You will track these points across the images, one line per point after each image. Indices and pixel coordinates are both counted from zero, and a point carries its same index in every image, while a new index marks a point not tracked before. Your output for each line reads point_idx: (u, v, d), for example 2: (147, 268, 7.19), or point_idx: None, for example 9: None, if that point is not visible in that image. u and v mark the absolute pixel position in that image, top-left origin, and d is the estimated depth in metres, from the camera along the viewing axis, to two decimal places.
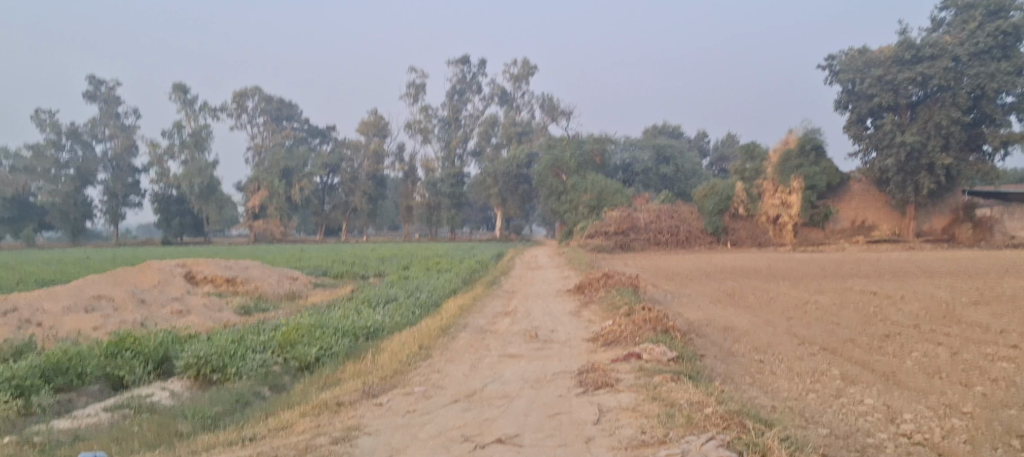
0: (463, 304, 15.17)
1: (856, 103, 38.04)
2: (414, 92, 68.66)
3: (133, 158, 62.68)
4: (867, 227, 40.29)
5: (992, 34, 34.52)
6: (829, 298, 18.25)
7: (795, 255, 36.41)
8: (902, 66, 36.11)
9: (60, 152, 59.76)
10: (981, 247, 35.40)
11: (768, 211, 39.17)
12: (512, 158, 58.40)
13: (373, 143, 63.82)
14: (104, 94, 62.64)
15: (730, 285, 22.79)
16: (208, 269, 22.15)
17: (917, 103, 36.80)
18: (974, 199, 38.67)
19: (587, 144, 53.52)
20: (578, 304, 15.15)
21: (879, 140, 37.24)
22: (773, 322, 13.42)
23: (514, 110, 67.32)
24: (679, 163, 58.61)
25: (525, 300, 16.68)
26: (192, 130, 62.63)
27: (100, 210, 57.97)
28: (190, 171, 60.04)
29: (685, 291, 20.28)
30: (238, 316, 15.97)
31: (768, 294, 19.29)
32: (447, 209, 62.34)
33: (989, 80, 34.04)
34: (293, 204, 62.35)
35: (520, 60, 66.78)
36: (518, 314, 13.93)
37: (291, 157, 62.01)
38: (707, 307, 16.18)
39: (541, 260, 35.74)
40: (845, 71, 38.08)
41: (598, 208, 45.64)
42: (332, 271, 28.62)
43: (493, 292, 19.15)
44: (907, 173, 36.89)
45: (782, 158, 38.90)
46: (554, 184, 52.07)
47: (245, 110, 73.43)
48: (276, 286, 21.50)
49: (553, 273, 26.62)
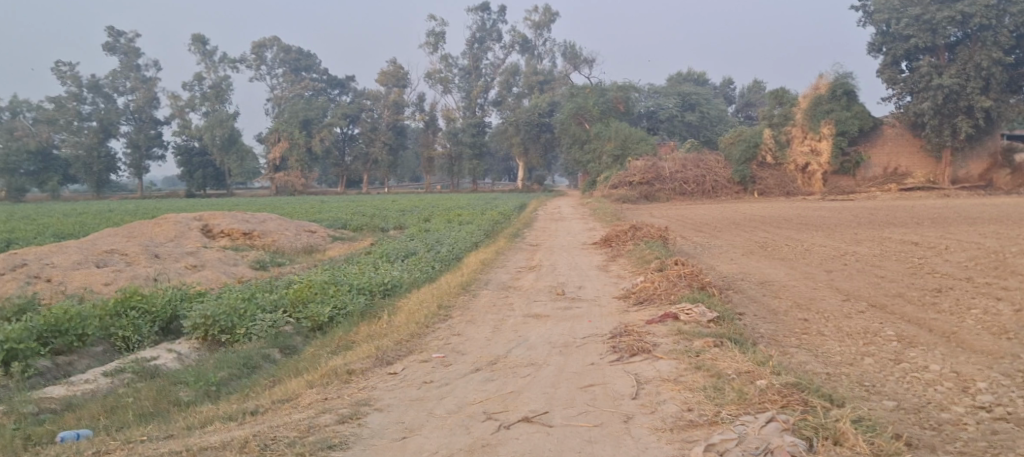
0: (485, 259, 14.58)
1: (891, 44, 36.56)
2: (434, 41, 67.48)
3: (154, 110, 62.31)
4: (901, 174, 38.82)
5: None
6: (867, 248, 17.44)
7: (825, 203, 35.39)
8: (941, 5, 34.68)
9: (82, 104, 59.59)
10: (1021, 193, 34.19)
11: (797, 159, 38.14)
12: (534, 106, 57.33)
13: (392, 93, 62.95)
14: (124, 46, 62.05)
15: (761, 236, 21.99)
16: (224, 222, 21.65)
17: (955, 44, 35.37)
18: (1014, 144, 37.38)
19: (610, 91, 52.09)
20: (605, 258, 14.51)
21: (915, 83, 35.89)
22: (813, 275, 12.69)
23: (535, 58, 65.97)
24: (704, 109, 57.26)
25: (549, 253, 16.03)
26: (212, 81, 62.05)
27: (122, 163, 57.87)
28: (211, 123, 59.62)
29: (714, 243, 19.55)
30: (254, 272, 15.50)
31: (801, 246, 18.51)
32: (469, 160, 61.38)
33: None
34: (314, 155, 61.87)
35: (541, 6, 65.29)
36: (543, 269, 13.34)
37: (311, 107, 61.41)
38: (739, 260, 15.44)
39: (565, 211, 35.05)
40: (881, 11, 36.59)
41: (622, 157, 44.70)
42: (351, 223, 28.13)
43: (516, 245, 18.52)
44: (944, 115, 35.46)
45: (812, 103, 37.47)
46: (577, 133, 51.06)
47: (264, 62, 72.74)
48: (293, 239, 21.02)
49: (577, 225, 25.95)
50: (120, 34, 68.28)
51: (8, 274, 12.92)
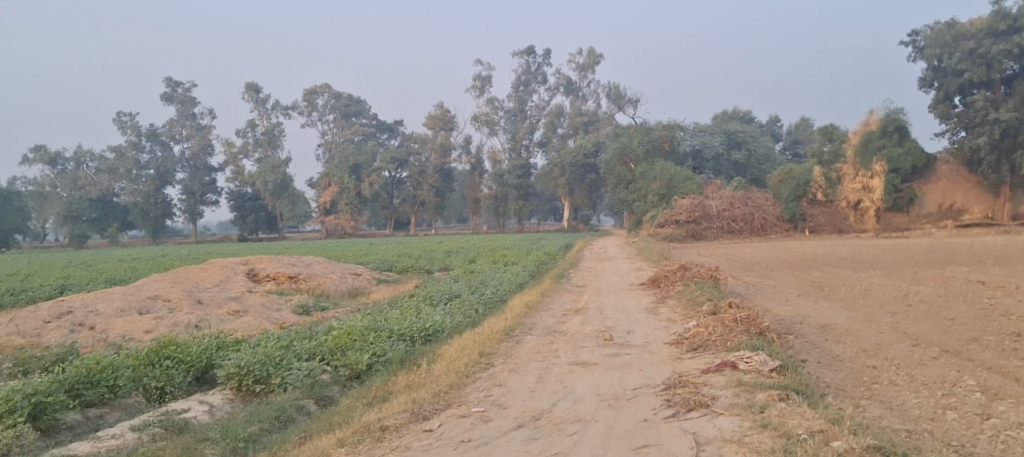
0: (530, 302, 14.12)
1: (944, 79, 35.59)
2: (479, 85, 68.03)
3: (210, 157, 63.51)
4: (956, 211, 37.52)
5: None
6: (931, 288, 16.53)
7: (881, 241, 34.23)
8: (995, 39, 33.64)
9: (141, 153, 61.11)
10: None
11: (848, 196, 36.99)
12: (579, 147, 57.08)
13: (439, 137, 63.35)
14: (182, 96, 63.71)
15: (816, 275, 21.12)
16: (270, 266, 21.58)
17: (1012, 78, 34.27)
18: None
19: (656, 131, 51.58)
20: (655, 300, 13.92)
21: (970, 118, 34.83)
22: (876, 318, 11.94)
23: (580, 99, 65.97)
24: (752, 148, 56.44)
25: (596, 295, 15.48)
26: (264, 128, 63.18)
27: (178, 210, 59.02)
28: (264, 169, 60.65)
29: (767, 283, 18.78)
30: (296, 317, 15.25)
31: (860, 286, 17.64)
32: (515, 201, 61.18)
33: None
34: (363, 199, 62.35)
35: (585, 49, 65.51)
36: (589, 312, 12.82)
37: (359, 152, 62.09)
38: (795, 301, 14.69)
39: (612, 251, 34.46)
40: (932, 46, 35.78)
41: (669, 196, 44.02)
42: (397, 266, 27.96)
43: (562, 287, 18.03)
44: (1003, 151, 34.39)
45: (864, 139, 36.78)
46: (623, 173, 50.61)
47: (314, 108, 74.06)
48: (338, 282, 20.83)
49: (625, 266, 25.40)
50: (176, 83, 70.21)
51: (52, 322, 12.84)
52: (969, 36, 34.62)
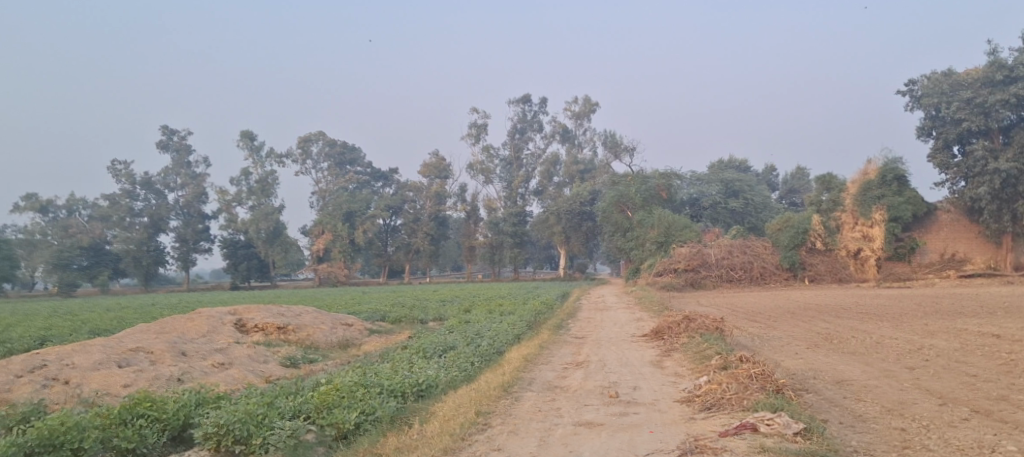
0: (528, 354, 13.52)
1: (942, 128, 35.49)
2: (475, 133, 68.10)
3: (202, 205, 63.07)
4: (959, 259, 37.12)
5: None
6: (943, 341, 16.00)
7: (882, 291, 33.75)
8: (993, 88, 33.65)
9: (134, 201, 60.76)
10: None
11: (848, 245, 36.63)
12: (575, 195, 56.88)
13: (435, 184, 63.11)
14: (176, 144, 63.58)
15: (822, 327, 20.55)
16: (259, 316, 20.93)
17: (1011, 127, 34.16)
18: None
19: (652, 179, 51.38)
20: (659, 353, 13.35)
21: (969, 168, 34.58)
22: (894, 374, 11.44)
23: (576, 148, 66.03)
24: (748, 197, 56.33)
25: (596, 347, 14.88)
26: (258, 176, 62.84)
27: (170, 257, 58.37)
28: (256, 216, 60.26)
29: (773, 334, 18.18)
30: (284, 370, 14.60)
31: (869, 338, 17.10)
32: (510, 249, 60.69)
33: None
34: (357, 246, 61.82)
35: (581, 97, 65.82)
36: (591, 365, 12.25)
37: (354, 200, 61.82)
38: (805, 355, 14.14)
39: (608, 300, 33.86)
40: (929, 95, 35.73)
41: (666, 244, 43.56)
42: (390, 315, 27.29)
43: (560, 337, 17.41)
44: (1003, 200, 34.06)
45: (861, 188, 36.91)
46: (620, 221, 50.25)
47: (309, 156, 73.96)
48: (328, 333, 20.19)
49: (623, 315, 24.82)
50: (172, 131, 70.09)
51: (24, 376, 12.19)
52: (966, 85, 34.58)
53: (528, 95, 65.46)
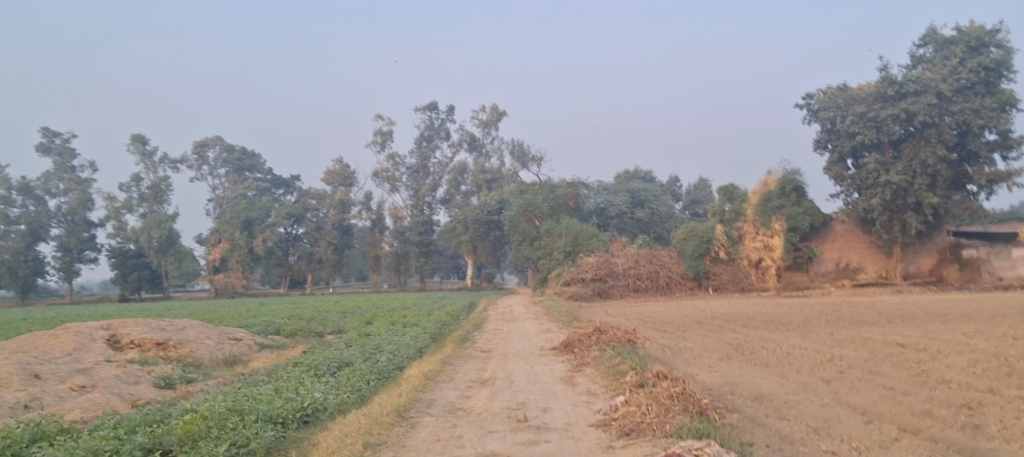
0: (430, 371, 12.49)
1: (837, 141, 36.44)
2: (381, 140, 66.47)
3: (88, 212, 59.11)
4: (853, 269, 38.19)
5: (975, 69, 33.05)
6: (852, 351, 15.78)
7: (783, 300, 34.23)
8: (884, 103, 34.46)
9: (11, 207, 55.97)
10: (970, 289, 33.48)
11: (750, 255, 37.14)
12: (483, 204, 56.11)
13: (338, 192, 61.14)
14: (59, 147, 59.34)
15: (731, 337, 20.26)
16: (135, 330, 19.08)
17: (900, 141, 35.27)
18: (960, 238, 36.80)
19: (560, 188, 51.13)
20: (569, 368, 12.58)
21: (862, 180, 35.44)
22: (811, 387, 10.98)
23: (484, 156, 65.31)
24: (653, 206, 56.91)
25: (503, 362, 13.96)
26: (151, 182, 59.38)
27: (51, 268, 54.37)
28: (147, 224, 57.02)
29: (683, 345, 17.72)
30: (156, 392, 13.08)
31: (779, 348, 16.79)
32: (416, 258, 59.30)
33: (975, 115, 32.76)
34: (256, 256, 59.23)
35: (488, 105, 65.23)
36: (497, 383, 11.34)
37: (253, 207, 59.21)
38: (719, 367, 13.59)
39: (516, 310, 33.04)
40: (825, 109, 36.55)
41: (574, 253, 43.21)
42: (285, 328, 25.66)
43: (465, 351, 16.38)
44: (893, 211, 35.09)
45: (762, 198, 37.29)
46: (527, 229, 49.54)
47: (207, 161, 70.67)
48: (214, 349, 18.62)
49: (531, 326, 24.05)
50: (55, 134, 65.62)
51: None
52: (860, 100, 35.42)
53: (435, 102, 64.40)
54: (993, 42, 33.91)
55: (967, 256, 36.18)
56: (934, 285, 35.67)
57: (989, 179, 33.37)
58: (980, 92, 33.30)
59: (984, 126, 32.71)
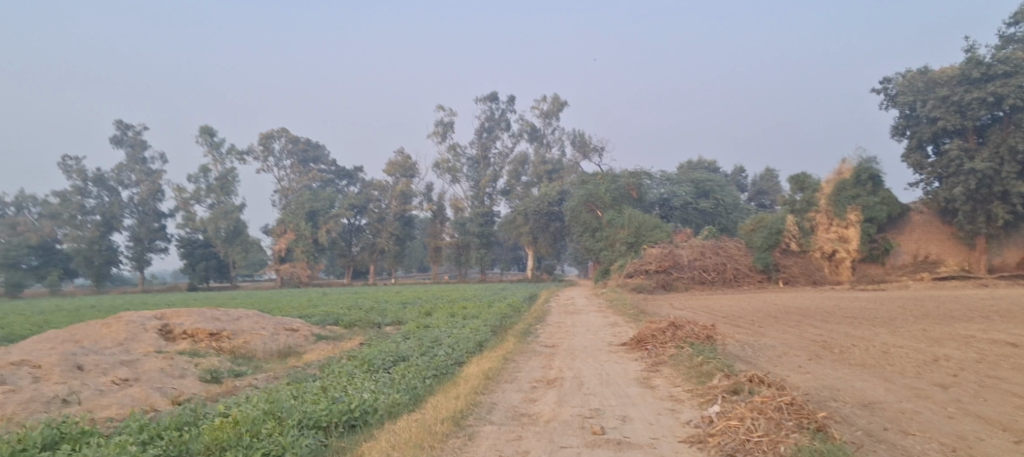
0: (491, 369, 11.43)
1: (916, 127, 34.17)
2: (441, 131, 65.93)
3: (159, 203, 60.00)
4: (932, 262, 35.38)
5: None
6: (957, 350, 14.17)
7: (860, 293, 32.24)
8: (970, 86, 32.17)
9: (87, 198, 57.09)
10: None
11: (823, 246, 35.17)
12: (543, 195, 55.16)
13: (400, 183, 60.58)
14: (131, 139, 60.32)
15: (814, 333, 18.67)
16: (188, 321, 18.49)
17: (986, 127, 32.88)
18: None
19: (622, 178, 49.73)
20: (644, 368, 11.42)
21: (944, 168, 33.10)
22: (929, 394, 9.59)
23: (544, 147, 64.13)
24: (719, 196, 55.06)
25: (569, 359, 12.83)
26: (217, 173, 59.90)
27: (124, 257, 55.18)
28: (214, 214, 57.53)
29: (762, 342, 16.32)
30: (199, 387, 12.30)
31: (874, 346, 15.21)
32: (476, 249, 58.62)
33: None
34: (319, 246, 59.35)
35: (549, 95, 64.07)
36: (566, 383, 10.24)
37: (317, 198, 59.32)
38: (811, 368, 12.18)
39: (579, 303, 31.80)
40: (904, 93, 34.25)
41: (637, 244, 41.73)
42: (343, 319, 24.96)
43: (527, 346, 15.30)
44: (978, 201, 32.69)
45: (836, 188, 35.24)
46: (589, 220, 48.09)
47: (270, 153, 71.23)
48: (267, 341, 17.93)
49: (596, 320, 22.86)
50: (127, 127, 66.86)
51: None
52: (942, 83, 32.90)
53: (496, 93, 63.59)
54: None
55: None
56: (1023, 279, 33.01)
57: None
58: None
59: None
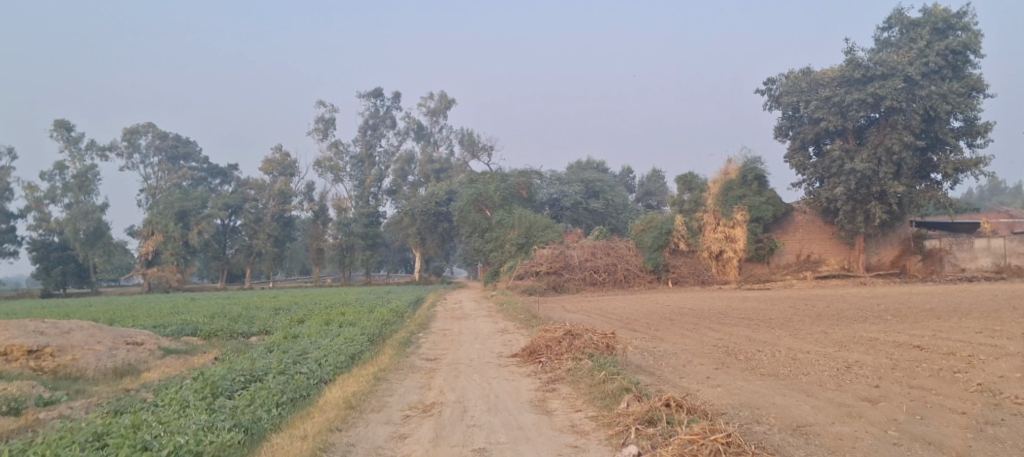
0: (359, 392, 9.70)
1: (800, 128, 34.29)
2: (323, 127, 62.90)
3: (8, 202, 54.36)
4: (814, 261, 35.65)
5: (942, 53, 30.80)
6: (868, 355, 13.34)
7: (747, 293, 32.01)
8: (850, 87, 32.21)
9: None
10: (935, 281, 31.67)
11: (711, 246, 34.66)
12: (430, 195, 53.15)
13: (279, 182, 57.25)
14: None
15: (714, 337, 17.64)
16: (3, 336, 15.64)
17: (864, 128, 33.25)
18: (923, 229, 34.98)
19: (511, 177, 48.58)
20: (540, 385, 9.98)
21: (826, 169, 33.37)
22: (859, 411, 8.53)
23: (432, 146, 62.16)
24: (608, 197, 54.53)
25: (454, 375, 11.21)
26: (76, 171, 54.58)
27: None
28: (73, 215, 52.49)
29: (663, 348, 15.08)
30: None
31: (779, 352, 14.22)
32: (361, 251, 56.03)
33: (941, 101, 30.52)
34: (191, 248, 55.24)
35: (436, 93, 62.19)
36: (448, 409, 8.65)
37: (188, 198, 55.19)
38: (721, 381, 10.93)
39: (466, 307, 30.10)
40: (789, 94, 34.28)
41: (527, 245, 40.41)
42: (204, 329, 22.37)
43: (406, 360, 13.53)
44: (857, 201, 33.00)
45: (722, 188, 34.79)
46: (477, 220, 46.32)
47: (137, 149, 66.20)
48: (102, 357, 15.43)
49: (485, 326, 21.25)
50: None
51: None
52: (824, 84, 33.14)
53: (381, 89, 61.17)
54: (961, 24, 31.48)
55: (929, 247, 34.06)
56: (897, 278, 33.42)
57: (955, 167, 31.29)
58: (947, 76, 31.05)
59: (951, 111, 30.46)
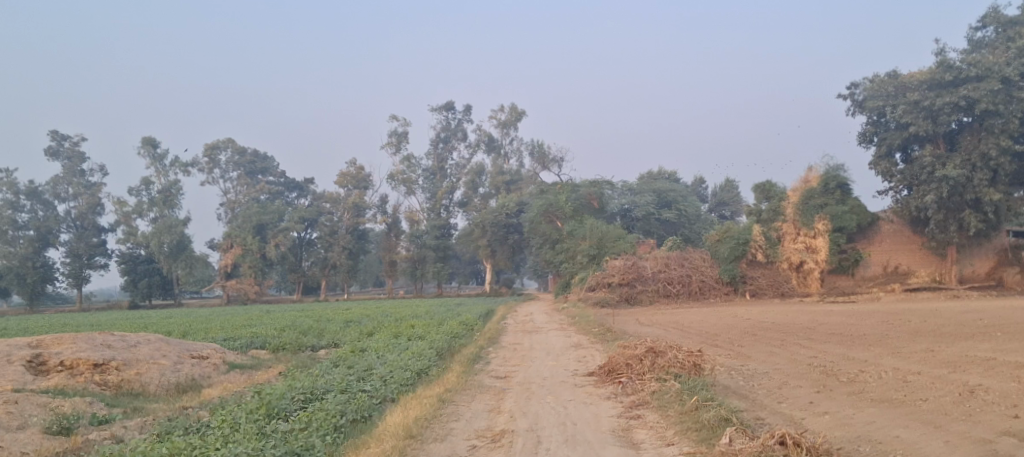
0: (424, 417, 8.86)
1: (885, 134, 32.24)
2: (395, 141, 62.97)
3: (98, 216, 55.81)
4: (902, 273, 33.41)
5: None
6: (990, 378, 11.80)
7: (833, 306, 30.14)
8: (941, 90, 30.06)
9: (19, 212, 52.63)
10: None
11: (791, 257, 32.73)
12: (500, 206, 52.51)
13: (353, 195, 57.34)
14: (68, 150, 55.83)
15: (806, 355, 16.21)
16: (69, 349, 15.36)
17: (956, 133, 30.98)
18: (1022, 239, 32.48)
19: (582, 187, 47.47)
20: (623, 411, 8.95)
21: (914, 176, 31.24)
22: (1006, 451, 7.23)
23: (502, 158, 61.46)
24: (682, 207, 52.87)
25: (526, 397, 10.28)
26: (161, 185, 55.91)
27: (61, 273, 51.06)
28: (157, 228, 53.60)
29: (751, 367, 13.80)
30: (41, 442, 9.50)
31: (885, 373, 12.78)
32: (433, 263, 55.66)
33: None
34: (268, 261, 55.77)
35: (506, 105, 61.59)
36: (520, 441, 7.75)
37: (266, 211, 55.89)
38: (827, 407, 9.68)
39: (538, 320, 29.15)
40: (873, 98, 32.16)
41: (599, 257, 39.21)
42: (272, 342, 22.00)
43: (474, 379, 12.65)
44: (950, 209, 30.77)
45: (804, 197, 33.03)
46: (548, 232, 45.40)
47: (217, 165, 67.66)
48: (166, 372, 15.00)
49: (558, 340, 20.22)
50: (63, 138, 62.80)
51: None
52: (912, 87, 31.00)
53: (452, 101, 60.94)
54: None
55: None
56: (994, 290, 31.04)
57: None
58: None
59: None
